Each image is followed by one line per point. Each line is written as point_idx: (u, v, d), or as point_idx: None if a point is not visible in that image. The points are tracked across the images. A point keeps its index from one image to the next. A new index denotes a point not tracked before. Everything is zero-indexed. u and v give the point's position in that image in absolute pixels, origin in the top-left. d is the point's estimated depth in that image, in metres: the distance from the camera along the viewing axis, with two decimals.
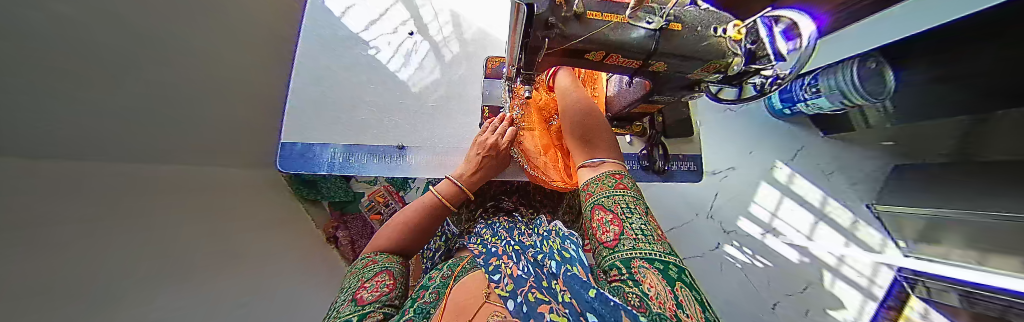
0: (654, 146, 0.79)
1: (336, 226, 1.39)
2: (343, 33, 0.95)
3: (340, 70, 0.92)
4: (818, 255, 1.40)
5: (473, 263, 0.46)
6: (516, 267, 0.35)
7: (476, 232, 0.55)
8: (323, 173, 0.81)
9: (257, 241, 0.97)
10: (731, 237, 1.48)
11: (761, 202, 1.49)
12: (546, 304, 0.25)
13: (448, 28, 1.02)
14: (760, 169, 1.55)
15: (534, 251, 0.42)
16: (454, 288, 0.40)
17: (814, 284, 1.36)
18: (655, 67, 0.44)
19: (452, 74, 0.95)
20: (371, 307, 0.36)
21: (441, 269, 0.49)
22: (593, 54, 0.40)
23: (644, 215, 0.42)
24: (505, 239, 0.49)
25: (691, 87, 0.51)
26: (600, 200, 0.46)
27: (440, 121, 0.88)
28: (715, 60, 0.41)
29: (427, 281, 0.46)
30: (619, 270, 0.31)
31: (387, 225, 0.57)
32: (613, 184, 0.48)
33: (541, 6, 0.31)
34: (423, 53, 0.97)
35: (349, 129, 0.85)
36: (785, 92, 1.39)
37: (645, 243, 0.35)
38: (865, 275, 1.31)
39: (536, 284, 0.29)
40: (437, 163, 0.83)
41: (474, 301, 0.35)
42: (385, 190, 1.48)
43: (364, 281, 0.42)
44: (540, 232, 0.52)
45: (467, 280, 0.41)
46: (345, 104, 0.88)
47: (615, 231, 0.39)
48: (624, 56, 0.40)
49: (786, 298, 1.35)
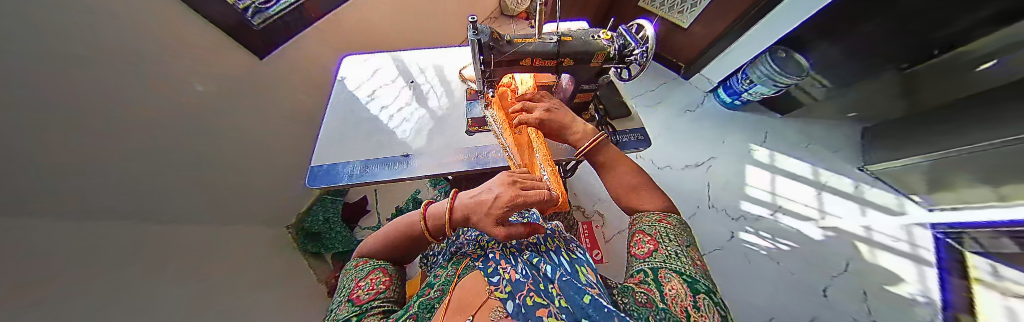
0: (604, 127, 0.84)
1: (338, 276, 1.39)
2: (353, 96, 1.18)
3: (359, 111, 1.13)
4: (844, 228, 1.36)
5: (472, 265, 0.48)
6: (512, 270, 0.38)
7: (472, 239, 0.56)
8: (343, 184, 0.89)
9: (269, 302, 1.02)
10: (741, 224, 1.44)
11: (754, 184, 1.53)
12: (544, 307, 0.30)
13: (432, 75, 1.27)
14: (740, 154, 1.63)
15: (527, 253, 0.47)
16: (455, 287, 0.42)
17: (852, 259, 1.28)
18: (567, 63, 0.58)
19: (443, 103, 1.16)
20: (366, 307, 0.39)
21: (444, 268, 0.51)
22: (525, 60, 0.56)
23: (683, 249, 0.43)
24: (500, 242, 0.51)
25: (601, 75, 0.64)
26: (644, 227, 0.49)
27: (438, 134, 1.04)
28: (598, 51, 0.55)
29: (431, 278, 0.49)
30: (645, 274, 0.39)
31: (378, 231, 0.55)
32: (655, 218, 0.50)
33: (484, 35, 0.51)
34: (417, 94, 1.19)
35: (365, 151, 0.99)
36: (728, 88, 1.62)
37: (675, 259, 0.40)
38: (902, 239, 1.29)
39: (534, 288, 0.34)
40: (434, 164, 0.93)
41: (476, 297, 0.38)
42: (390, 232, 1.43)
43: (359, 280, 0.45)
44: (537, 229, 0.56)
45: (468, 280, 0.42)
46: (361, 134, 1.04)
47: (649, 247, 0.44)
48: (542, 58, 0.56)
49: (834, 280, 1.24)
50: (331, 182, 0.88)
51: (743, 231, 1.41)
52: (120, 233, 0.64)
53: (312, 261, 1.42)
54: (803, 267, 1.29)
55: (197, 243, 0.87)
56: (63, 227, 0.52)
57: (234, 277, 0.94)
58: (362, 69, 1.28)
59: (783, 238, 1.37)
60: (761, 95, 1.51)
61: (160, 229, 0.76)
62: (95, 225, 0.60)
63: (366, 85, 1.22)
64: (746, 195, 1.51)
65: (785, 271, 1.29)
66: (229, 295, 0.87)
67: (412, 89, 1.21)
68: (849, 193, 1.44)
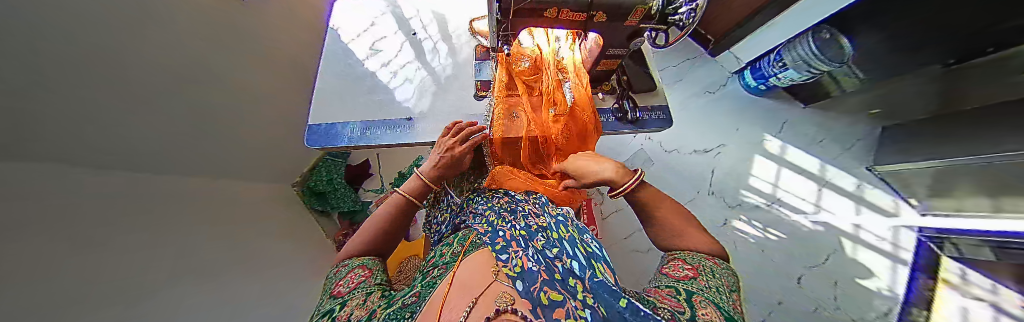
0: (624, 98, 0.87)
1: (346, 234, 1.44)
2: (346, 48, 1.08)
3: (357, 65, 1.05)
4: (833, 223, 1.37)
5: (476, 244, 0.52)
6: (525, 255, 0.40)
7: (478, 213, 0.60)
8: (344, 146, 0.88)
9: (272, 252, 1.07)
10: (737, 212, 1.51)
11: (758, 175, 1.54)
12: (563, 301, 0.26)
13: (433, 28, 1.15)
14: (749, 143, 1.60)
15: (539, 238, 0.48)
16: (461, 263, 0.46)
17: (835, 254, 1.31)
18: (598, 19, 0.48)
19: (449, 60, 1.07)
20: (352, 294, 0.43)
21: (449, 244, 0.56)
22: (549, 11, 0.46)
23: (721, 287, 0.42)
24: (509, 221, 0.54)
25: (634, 38, 0.56)
26: (682, 256, 0.49)
27: (441, 95, 0.98)
28: (639, 6, 0.46)
29: (436, 252, 0.55)
30: (677, 291, 0.36)
31: (358, 230, 0.61)
32: (703, 258, 0.49)
33: None
34: (418, 49, 1.09)
35: (365, 109, 0.94)
36: (756, 71, 1.48)
37: (713, 292, 0.38)
38: (887, 239, 1.27)
39: (546, 282, 0.31)
40: (442, 128, 0.90)
41: (482, 277, 0.37)
42: (392, 194, 1.47)
43: (338, 281, 0.49)
44: (547, 212, 0.58)
45: (474, 257, 0.46)
46: (364, 90, 0.98)
47: (689, 274, 0.42)
48: (571, 11, 0.45)
49: (807, 271, 1.31)
50: (332, 142, 0.87)
51: (737, 219, 1.49)
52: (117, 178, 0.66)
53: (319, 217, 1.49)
54: (784, 255, 1.37)
55: (186, 192, 0.87)
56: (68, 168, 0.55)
57: (231, 226, 0.96)
58: (356, 17, 1.15)
59: (774, 228, 1.43)
60: (790, 82, 1.38)
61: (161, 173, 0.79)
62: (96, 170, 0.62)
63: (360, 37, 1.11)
64: (746, 185, 1.54)
65: (770, 259, 1.39)
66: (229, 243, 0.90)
67: (410, 44, 1.10)
68: (849, 191, 1.42)
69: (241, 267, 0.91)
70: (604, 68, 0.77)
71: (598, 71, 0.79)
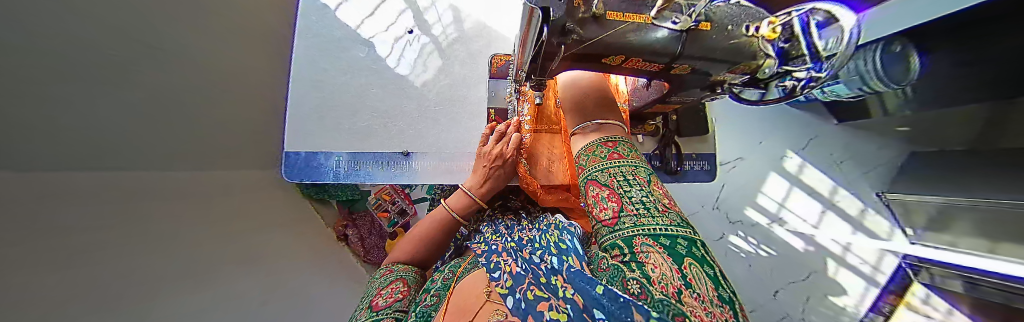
0: (668, 145, 0.77)
1: (344, 225, 1.42)
2: (339, 29, 0.92)
3: (347, 63, 0.90)
4: (823, 243, 1.39)
5: (473, 263, 0.49)
6: (514, 264, 0.36)
7: (478, 231, 0.56)
8: (331, 182, 0.85)
9: (276, 243, 1.01)
10: (736, 228, 1.49)
11: (767, 193, 1.50)
12: (545, 301, 0.25)
13: (446, 21, 0.97)
14: (772, 160, 1.53)
15: (529, 248, 0.44)
16: (455, 289, 0.44)
17: (816, 272, 1.36)
18: (677, 70, 0.35)
19: (452, 73, 0.92)
20: (384, 313, 0.41)
21: (442, 271, 0.53)
22: (612, 58, 0.32)
23: (646, 187, 0.34)
24: (504, 236, 0.50)
25: (714, 88, 0.42)
26: (594, 175, 0.39)
27: (442, 125, 0.88)
28: (745, 62, 0.34)
29: (431, 280, 0.51)
30: (622, 250, 0.27)
31: (408, 235, 0.61)
32: (608, 155, 0.40)
33: (558, 10, 0.23)
34: (421, 51, 0.93)
35: (356, 136, 0.86)
36: None
37: (644, 209, 0.30)
38: (869, 262, 1.29)
39: (536, 281, 0.29)
40: (445, 169, 0.86)
41: (474, 302, 0.37)
42: (391, 188, 1.47)
43: (380, 290, 0.48)
44: (539, 226, 0.53)
45: (470, 279, 0.44)
46: (350, 109, 0.87)
47: (614, 208, 0.32)
48: (645, 60, 0.32)
49: (789, 286, 1.37)
50: (314, 180, 0.83)
51: (734, 235, 1.48)
52: (121, 166, 0.63)
53: (316, 204, 1.43)
54: (770, 272, 1.41)
55: (184, 173, 0.82)
56: (70, 158, 0.52)
57: (234, 209, 0.92)
58: None
59: (768, 246, 1.44)
60: (834, 97, 1.26)
61: (158, 156, 0.75)
62: (105, 157, 0.60)
63: (361, 19, 0.93)
64: (753, 202, 1.51)
65: (758, 273, 1.42)
66: (234, 230, 0.86)
67: (425, 41, 0.95)
68: (852, 216, 1.41)
69: (250, 250, 0.87)
70: (654, 110, 0.66)
71: (643, 111, 0.67)
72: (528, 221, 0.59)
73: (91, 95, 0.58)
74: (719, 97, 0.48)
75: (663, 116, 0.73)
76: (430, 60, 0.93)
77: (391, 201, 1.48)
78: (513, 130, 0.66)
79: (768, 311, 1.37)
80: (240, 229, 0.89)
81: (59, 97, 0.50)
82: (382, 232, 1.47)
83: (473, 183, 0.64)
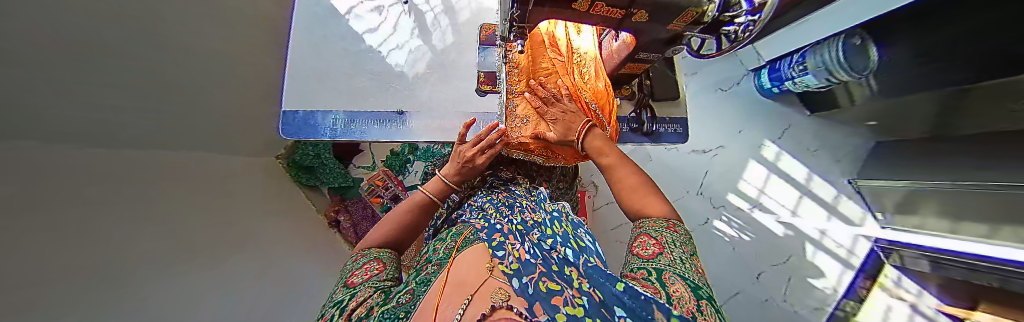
0: (643, 108, 0.91)
1: (337, 210, 1.45)
2: (328, 7, 1.01)
3: (338, 40, 0.99)
4: (802, 228, 1.43)
5: (471, 239, 0.43)
6: (522, 248, 0.29)
7: (478, 207, 0.56)
8: (327, 139, 0.90)
9: (257, 227, 1.03)
10: (719, 212, 1.58)
11: (748, 180, 1.58)
12: (559, 295, 0.16)
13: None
14: (750, 147, 1.62)
15: (537, 232, 0.39)
16: (454, 261, 0.34)
17: (796, 255, 1.40)
18: (637, 17, 0.48)
19: (448, 44, 1.03)
20: (359, 288, 0.38)
21: (444, 242, 0.51)
22: (579, 3, 0.45)
23: (687, 251, 0.38)
24: (507, 217, 0.46)
25: (674, 41, 0.58)
26: (647, 230, 0.42)
27: (440, 84, 0.97)
28: (693, 7, 0.45)
29: (431, 254, 0.50)
30: (647, 272, 0.31)
31: (383, 220, 0.59)
32: (665, 226, 0.43)
33: None
34: (412, 24, 1.03)
35: (349, 97, 0.93)
36: (773, 72, 1.47)
37: (680, 265, 0.33)
38: (844, 246, 1.33)
39: (546, 270, 0.22)
40: (438, 126, 0.92)
41: (474, 277, 0.24)
42: (384, 174, 1.45)
43: (354, 271, 0.44)
44: (545, 209, 0.50)
45: (469, 253, 0.34)
46: (345, 72, 0.96)
47: (654, 249, 0.36)
48: (607, 4, 0.44)
49: (771, 268, 1.42)
50: (311, 136, 0.88)
51: (718, 219, 1.56)
52: (103, 147, 0.64)
53: (308, 192, 1.47)
54: (753, 254, 1.47)
55: (162, 151, 0.81)
56: (90, 143, 0.61)
57: (208, 189, 0.90)
58: None
59: (750, 230, 1.51)
60: (805, 88, 1.38)
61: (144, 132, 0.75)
62: (109, 143, 0.66)
63: (354, 4, 1.03)
64: (735, 188, 1.59)
65: (740, 257, 1.48)
66: (202, 208, 0.84)
67: (412, 15, 1.04)
68: (825, 201, 1.44)
69: (219, 239, 0.84)
70: (627, 71, 0.78)
71: (620, 72, 0.79)
72: (525, 198, 0.58)
73: (108, 99, 0.65)
74: (679, 49, 0.62)
75: (637, 81, 0.90)
76: (418, 34, 1.03)
77: (384, 186, 1.44)
78: (495, 136, 0.61)
79: (748, 295, 1.41)
80: (215, 212, 0.88)
81: (41, 63, 0.50)
82: (376, 217, 1.48)
83: (450, 171, 0.62)
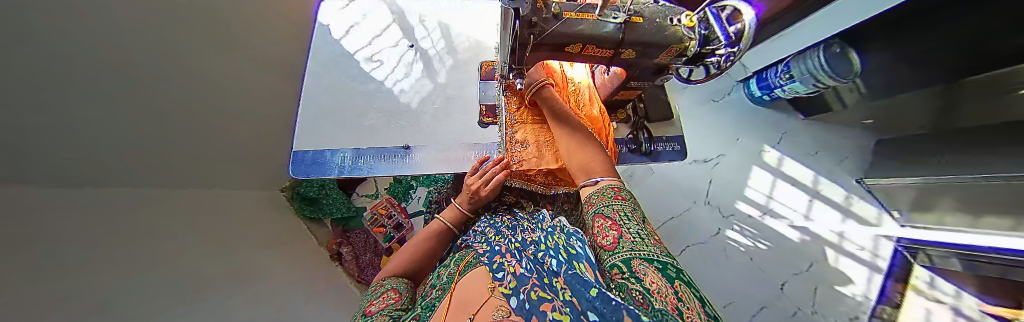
0: (639, 129, 0.94)
1: (338, 243, 1.49)
2: (340, 52, 1.08)
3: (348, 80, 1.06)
4: (819, 232, 1.38)
5: (473, 263, 0.43)
6: (517, 262, 0.28)
7: (480, 232, 0.55)
8: (335, 175, 0.91)
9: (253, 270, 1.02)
10: (730, 222, 1.59)
11: (754, 186, 1.60)
12: (548, 301, 0.17)
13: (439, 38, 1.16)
14: (750, 155, 1.65)
15: (532, 247, 0.38)
16: (456, 285, 0.34)
17: (817, 261, 1.33)
18: (626, 54, 0.54)
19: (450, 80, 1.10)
20: (378, 315, 0.39)
21: (447, 266, 0.51)
22: (572, 47, 0.51)
23: (641, 223, 0.42)
24: (506, 237, 0.45)
25: (661, 71, 0.63)
26: (600, 209, 0.47)
27: (442, 118, 1.02)
28: (675, 44, 0.51)
29: (436, 278, 0.50)
30: (621, 269, 0.32)
31: (400, 252, 0.60)
32: (612, 196, 0.49)
33: (525, 9, 0.43)
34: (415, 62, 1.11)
35: (359, 134, 0.97)
36: (762, 80, 1.53)
37: (639, 242, 0.37)
38: (867, 248, 1.24)
39: (541, 281, 0.21)
40: (444, 157, 0.91)
41: (477, 297, 0.28)
42: (386, 202, 1.50)
43: (372, 300, 0.45)
44: (540, 226, 0.48)
45: (471, 276, 0.35)
46: (355, 109, 1.02)
47: (614, 235, 0.40)
48: (596, 47, 0.50)
49: (792, 277, 1.36)
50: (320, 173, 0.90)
51: (730, 228, 1.58)
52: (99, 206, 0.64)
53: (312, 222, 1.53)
54: (772, 264, 1.42)
55: None
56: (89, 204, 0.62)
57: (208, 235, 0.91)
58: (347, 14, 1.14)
59: (765, 237, 1.49)
60: (795, 94, 1.43)
61: None
62: None
63: (364, 44, 1.11)
64: (742, 196, 1.62)
65: (760, 266, 1.44)
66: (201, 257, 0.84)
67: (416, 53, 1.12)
68: (835, 201, 1.40)
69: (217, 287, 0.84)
70: (622, 96, 0.82)
71: (615, 97, 0.83)
72: (526, 220, 0.57)
73: None
74: (669, 77, 0.66)
75: (631, 103, 0.93)
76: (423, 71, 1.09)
77: (387, 215, 1.49)
78: (497, 168, 0.66)
79: (776, 307, 1.34)
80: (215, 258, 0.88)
81: None
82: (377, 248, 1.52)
83: (462, 198, 0.68)
